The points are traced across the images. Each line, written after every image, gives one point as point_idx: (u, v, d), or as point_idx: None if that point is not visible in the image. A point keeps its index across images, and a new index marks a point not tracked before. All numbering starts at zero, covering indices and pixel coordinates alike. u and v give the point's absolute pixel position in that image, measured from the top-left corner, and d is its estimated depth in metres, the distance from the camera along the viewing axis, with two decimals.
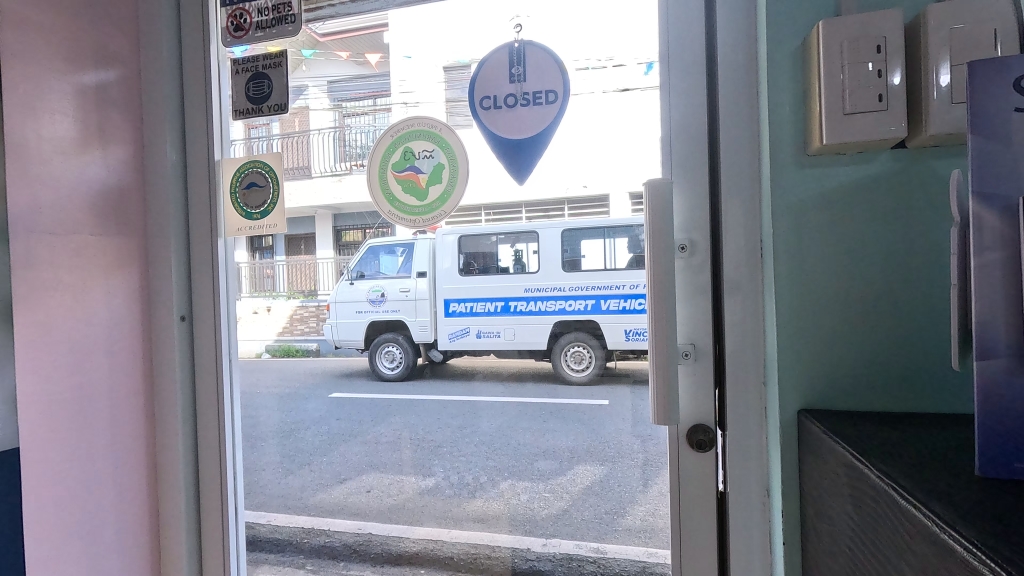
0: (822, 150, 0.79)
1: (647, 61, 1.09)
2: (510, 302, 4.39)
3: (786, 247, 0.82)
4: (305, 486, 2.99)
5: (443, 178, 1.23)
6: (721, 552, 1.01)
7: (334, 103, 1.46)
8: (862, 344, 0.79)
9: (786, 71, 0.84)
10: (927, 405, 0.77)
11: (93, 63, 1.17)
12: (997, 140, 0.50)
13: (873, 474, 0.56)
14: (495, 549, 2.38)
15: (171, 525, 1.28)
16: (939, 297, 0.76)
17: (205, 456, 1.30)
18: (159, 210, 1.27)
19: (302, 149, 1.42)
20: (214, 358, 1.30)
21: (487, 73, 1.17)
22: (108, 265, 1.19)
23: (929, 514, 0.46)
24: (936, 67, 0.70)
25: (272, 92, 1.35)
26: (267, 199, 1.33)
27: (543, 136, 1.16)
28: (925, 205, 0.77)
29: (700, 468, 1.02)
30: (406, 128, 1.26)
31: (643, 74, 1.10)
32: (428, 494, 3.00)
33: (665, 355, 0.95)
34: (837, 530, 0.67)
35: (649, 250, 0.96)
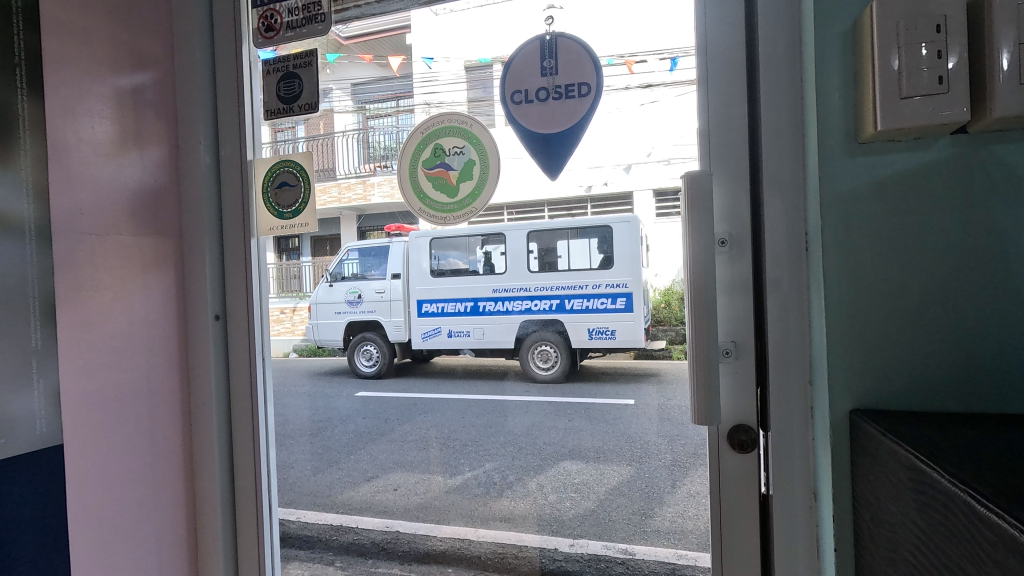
0: (874, 137, 0.76)
1: (670, 57, 1.13)
2: (479, 303, 4.54)
3: (835, 240, 0.78)
4: (334, 483, 3.02)
5: (474, 174, 1.23)
6: (765, 555, 0.98)
7: (358, 105, 1.54)
8: (919, 341, 0.75)
9: (835, 53, 0.80)
10: (989, 405, 0.72)
11: (128, 65, 1.18)
12: None
13: (944, 480, 0.52)
14: (522, 549, 2.35)
15: (208, 523, 1.29)
16: (1006, 291, 0.72)
17: (240, 454, 1.31)
18: (193, 211, 1.28)
19: (327, 150, 1.43)
20: (247, 357, 1.31)
21: (519, 66, 1.13)
22: (145, 265, 1.21)
23: (1015, 527, 0.42)
24: (1004, 45, 0.65)
25: (302, 91, 1.36)
26: (298, 198, 1.35)
27: (576, 130, 1.13)
28: (987, 193, 0.72)
29: (741, 470, 0.98)
30: (434, 124, 1.25)
31: (666, 71, 1.14)
32: (455, 492, 3.01)
33: (705, 352, 0.92)
34: (899, 538, 0.63)
35: (687, 244, 0.93)
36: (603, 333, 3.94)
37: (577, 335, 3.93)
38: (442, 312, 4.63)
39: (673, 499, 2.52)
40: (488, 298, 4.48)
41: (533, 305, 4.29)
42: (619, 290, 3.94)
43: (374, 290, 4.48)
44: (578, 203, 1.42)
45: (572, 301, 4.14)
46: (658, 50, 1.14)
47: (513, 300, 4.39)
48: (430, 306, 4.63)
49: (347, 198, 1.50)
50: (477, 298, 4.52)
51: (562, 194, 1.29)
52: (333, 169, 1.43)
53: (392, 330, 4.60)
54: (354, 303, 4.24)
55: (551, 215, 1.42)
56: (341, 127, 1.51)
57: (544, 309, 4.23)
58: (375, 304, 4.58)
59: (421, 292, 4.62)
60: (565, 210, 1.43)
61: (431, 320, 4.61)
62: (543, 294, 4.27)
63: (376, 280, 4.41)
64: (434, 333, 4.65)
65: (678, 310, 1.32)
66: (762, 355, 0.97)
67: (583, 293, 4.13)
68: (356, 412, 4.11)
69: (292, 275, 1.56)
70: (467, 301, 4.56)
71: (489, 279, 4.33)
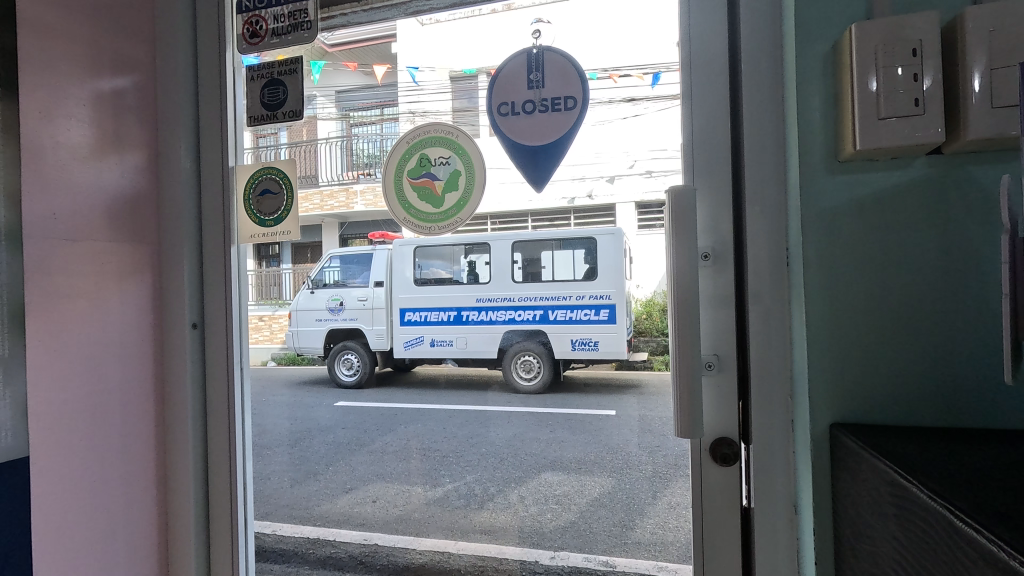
0: (853, 156, 0.78)
1: (652, 74, 1.17)
2: (462, 312, 4.44)
3: (815, 257, 0.80)
4: (311, 495, 2.96)
5: (459, 185, 1.21)
6: (746, 567, 0.99)
7: (342, 112, 1.53)
8: (896, 356, 0.76)
9: (817, 74, 0.82)
10: (965, 419, 0.74)
11: (109, 69, 1.16)
12: None
13: (922, 494, 0.53)
14: (503, 561, 2.32)
15: (180, 537, 1.25)
16: (982, 308, 0.73)
17: (215, 467, 1.28)
18: (173, 217, 1.26)
19: (309, 158, 1.41)
20: (225, 365, 1.28)
21: (505, 79, 1.14)
22: (122, 272, 1.18)
23: (993, 542, 0.43)
24: (978, 72, 0.68)
25: (287, 98, 1.34)
26: (280, 206, 1.32)
27: (563, 142, 1.13)
28: (963, 212, 0.74)
29: (723, 481, 0.99)
30: (420, 133, 1.24)
31: (649, 87, 1.17)
32: (435, 505, 2.97)
33: (689, 365, 0.92)
34: (880, 553, 0.63)
35: (672, 258, 0.94)
36: (586, 343, 3.97)
37: (559, 347, 3.95)
38: (426, 320, 4.44)
39: (653, 511, 2.51)
40: (471, 307, 4.41)
41: (516, 314, 4.24)
42: (603, 301, 4.03)
43: (356, 297, 4.26)
44: (561, 213, 1.45)
45: (555, 313, 4.23)
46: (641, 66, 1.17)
47: (497, 309, 4.33)
48: (413, 314, 4.43)
49: (329, 205, 1.49)
50: (460, 308, 4.46)
51: (546, 206, 1.31)
52: (315, 176, 1.43)
53: (373, 339, 4.19)
54: (334, 311, 4.00)
55: (534, 224, 1.43)
56: (325, 134, 1.52)
57: (527, 318, 4.21)
58: (356, 312, 4.30)
59: (404, 300, 4.41)
60: (547, 220, 1.45)
61: (415, 329, 4.39)
62: (527, 304, 4.23)
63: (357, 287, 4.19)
64: (416, 342, 4.38)
65: (660, 320, 1.31)
66: (745, 368, 0.98)
67: (566, 304, 4.24)
68: (336, 423, 4.05)
69: (271, 282, 1.49)
70: (450, 310, 4.42)
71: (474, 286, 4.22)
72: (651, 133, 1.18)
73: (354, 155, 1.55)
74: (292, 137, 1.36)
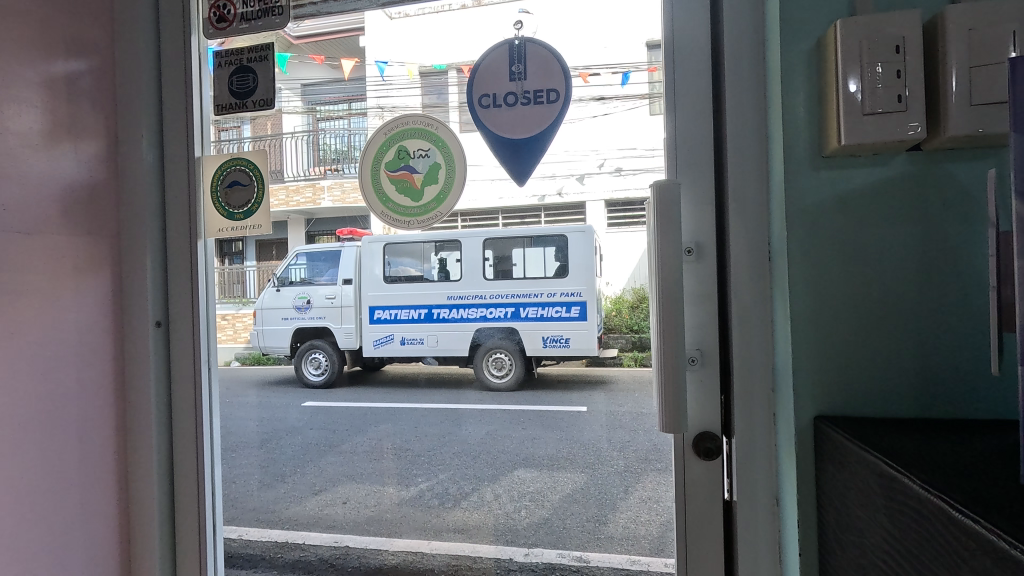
0: (837, 152, 0.78)
1: (621, 73, 1.21)
2: (434, 310, 4.61)
3: (801, 251, 0.81)
4: (279, 497, 2.88)
5: (439, 178, 1.18)
6: (728, 560, 0.99)
7: (308, 107, 1.45)
8: (878, 350, 0.78)
9: (800, 70, 0.82)
10: (943, 411, 0.76)
11: (63, 51, 1.09)
12: None
13: (915, 485, 0.54)
14: (477, 560, 2.30)
15: (143, 546, 1.19)
16: (960, 302, 0.75)
17: (181, 471, 1.22)
18: (134, 209, 1.19)
19: (275, 152, 1.33)
20: (191, 365, 1.22)
21: (486, 71, 1.12)
22: (78, 267, 1.11)
23: (990, 531, 0.44)
24: (957, 71, 0.69)
25: (257, 85, 1.29)
26: (251, 199, 1.27)
27: (545, 135, 1.12)
28: (941, 207, 0.76)
29: (705, 475, 1.00)
30: (395, 126, 1.19)
31: (620, 84, 1.21)
32: (408, 505, 2.94)
33: (673, 360, 0.92)
34: (868, 545, 0.64)
35: (657, 253, 0.93)
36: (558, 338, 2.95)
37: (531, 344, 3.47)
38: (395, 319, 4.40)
39: None
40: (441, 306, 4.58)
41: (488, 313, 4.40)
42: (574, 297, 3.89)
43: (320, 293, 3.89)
44: (530, 211, 1.32)
45: (527, 309, 4.14)
46: (612, 64, 1.20)
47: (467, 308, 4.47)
48: (383, 314, 4.42)
49: (296, 201, 1.43)
50: (431, 306, 4.62)
51: (517, 204, 1.25)
52: (280, 170, 1.34)
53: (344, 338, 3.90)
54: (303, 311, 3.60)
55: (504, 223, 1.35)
56: (290, 128, 1.41)
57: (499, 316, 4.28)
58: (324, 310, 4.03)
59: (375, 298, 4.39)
60: (518, 219, 1.35)
61: (382, 329, 4.25)
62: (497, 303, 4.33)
63: (325, 287, 4.00)
64: (384, 340, 4.18)
65: (630, 318, 1.31)
66: (727, 362, 0.98)
67: (535, 301, 4.07)
68: (305, 424, 3.95)
69: (233, 280, 1.39)
70: (422, 308, 4.61)
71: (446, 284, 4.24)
72: (623, 133, 1.20)
73: (320, 151, 1.48)
74: (256, 132, 1.30)
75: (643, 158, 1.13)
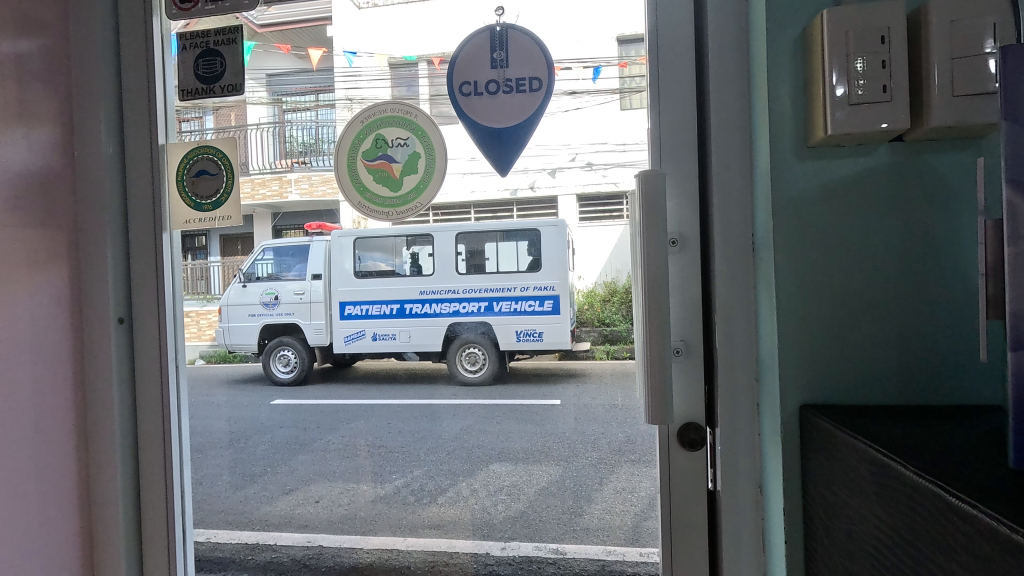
0: (822, 142, 0.79)
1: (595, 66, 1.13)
2: (406, 305, 4.56)
3: (786, 241, 0.81)
4: (249, 498, 2.80)
5: (419, 168, 1.14)
6: (712, 549, 1.00)
7: (273, 97, 1.31)
8: (861, 338, 0.79)
9: (785, 61, 0.82)
10: (923, 397, 0.77)
11: (11, 30, 1.02)
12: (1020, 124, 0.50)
13: (909, 472, 0.55)
14: (454, 556, 2.28)
15: (107, 554, 1.13)
16: (941, 289, 0.77)
17: (147, 474, 1.16)
18: (92, 199, 1.12)
19: (237, 144, 1.24)
20: (157, 364, 1.16)
21: (467, 57, 1.09)
22: (31, 261, 1.04)
23: (989, 515, 0.45)
24: (939, 62, 0.70)
25: (225, 70, 1.24)
26: (220, 188, 1.22)
27: (528, 124, 1.10)
28: (922, 198, 0.77)
29: (689, 466, 1.00)
30: (371, 115, 1.16)
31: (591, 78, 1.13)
32: (383, 502, 2.89)
33: (659, 351, 0.92)
34: (858, 531, 0.65)
35: (642, 244, 0.92)
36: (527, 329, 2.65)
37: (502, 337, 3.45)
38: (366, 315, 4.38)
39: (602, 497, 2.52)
40: (414, 300, 4.52)
41: (461, 308, 4.20)
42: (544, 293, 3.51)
43: (293, 291, 3.83)
44: (503, 205, 1.25)
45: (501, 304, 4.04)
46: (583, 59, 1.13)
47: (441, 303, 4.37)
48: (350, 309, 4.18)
49: (260, 194, 1.28)
50: (403, 301, 4.59)
51: (490, 198, 1.20)
52: (246, 163, 1.25)
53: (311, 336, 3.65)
54: (270, 306, 3.40)
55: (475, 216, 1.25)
56: (254, 119, 1.30)
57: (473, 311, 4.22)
58: (293, 307, 3.86)
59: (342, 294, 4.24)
60: (489, 213, 1.26)
61: (350, 325, 3.99)
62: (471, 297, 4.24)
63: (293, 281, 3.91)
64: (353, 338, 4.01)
65: (601, 311, 1.27)
66: (711, 354, 0.98)
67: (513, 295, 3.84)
68: (275, 423, 3.86)
69: (197, 276, 1.29)
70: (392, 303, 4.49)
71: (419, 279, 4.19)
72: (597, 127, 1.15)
73: (287, 143, 1.37)
74: (218, 122, 1.24)
75: (614, 153, 1.12)
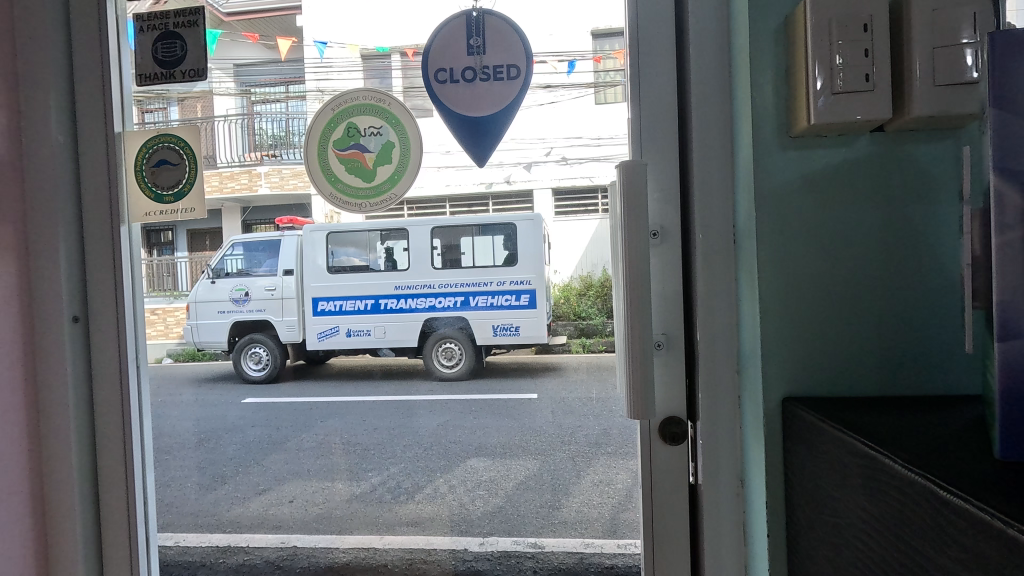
0: (805, 132, 0.78)
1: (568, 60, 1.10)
2: (381, 301, 4.48)
3: (769, 232, 0.80)
4: (219, 500, 2.72)
5: (393, 157, 1.10)
6: (694, 543, 0.99)
7: (241, 88, 1.35)
8: (842, 330, 0.79)
9: (767, 50, 0.81)
10: (903, 388, 0.77)
11: None
12: (1009, 110, 0.49)
13: (897, 465, 0.54)
14: (432, 552, 2.26)
15: (63, 564, 1.07)
16: (921, 280, 0.77)
17: (106, 479, 1.10)
18: (42, 191, 1.06)
19: (207, 137, 1.23)
20: (115, 364, 1.10)
21: (442, 44, 1.06)
22: None
23: (983, 509, 0.44)
24: (921, 51, 0.70)
25: (186, 55, 1.21)
26: (182, 179, 1.19)
27: (505, 113, 1.07)
28: (902, 189, 0.77)
29: (671, 460, 0.99)
30: (342, 102, 1.10)
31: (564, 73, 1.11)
32: (359, 501, 2.84)
33: (642, 345, 0.90)
34: (843, 524, 0.65)
35: (624, 236, 0.91)
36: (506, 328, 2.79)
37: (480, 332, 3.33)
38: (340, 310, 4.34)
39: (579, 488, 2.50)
40: (389, 295, 4.39)
41: (437, 301, 4.18)
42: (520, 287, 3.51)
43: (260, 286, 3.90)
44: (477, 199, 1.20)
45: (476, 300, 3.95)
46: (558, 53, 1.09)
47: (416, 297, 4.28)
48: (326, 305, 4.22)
49: (229, 187, 1.31)
50: (378, 296, 4.51)
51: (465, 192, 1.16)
52: (214, 157, 1.24)
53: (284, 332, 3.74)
54: (241, 303, 3.53)
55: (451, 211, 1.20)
56: (222, 111, 1.31)
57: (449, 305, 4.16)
58: (262, 303, 3.92)
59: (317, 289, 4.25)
60: (464, 207, 1.20)
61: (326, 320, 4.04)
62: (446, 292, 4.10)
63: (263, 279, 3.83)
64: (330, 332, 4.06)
65: (577, 304, 1.27)
66: (692, 347, 0.97)
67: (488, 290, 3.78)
68: (246, 423, 3.76)
69: (164, 271, 1.33)
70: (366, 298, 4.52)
71: (393, 274, 4.12)
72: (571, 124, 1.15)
73: (256, 136, 1.36)
74: (184, 113, 1.20)
75: (588, 147, 1.15)
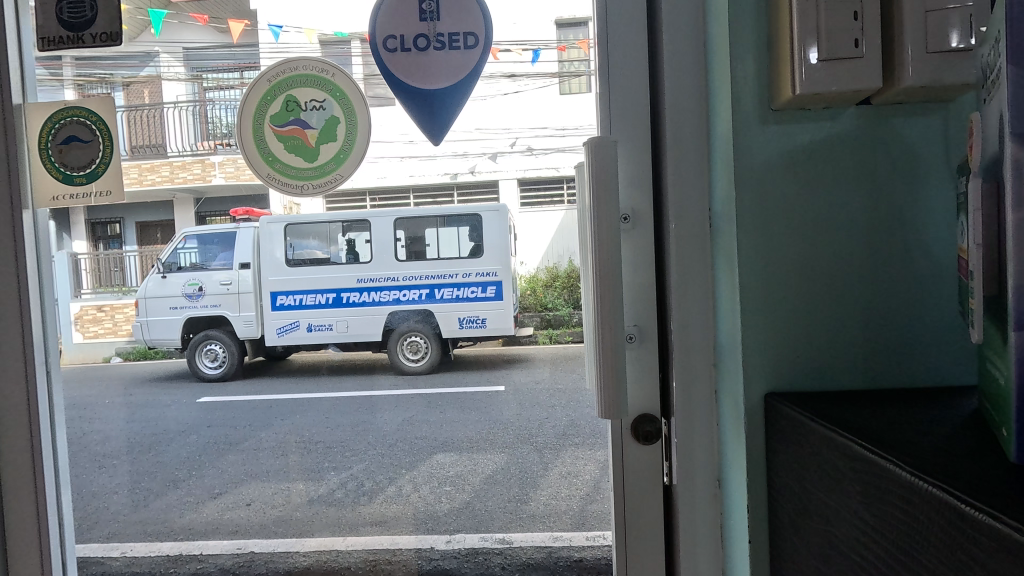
0: (788, 104, 0.72)
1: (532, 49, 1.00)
2: (343, 294, 4.32)
3: (749, 213, 0.74)
4: (170, 507, 2.55)
5: (338, 134, 0.99)
6: (669, 546, 0.93)
7: (192, 73, 1.10)
8: (826, 319, 0.73)
9: (746, 17, 0.75)
10: (890, 381, 0.72)
11: None
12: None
13: (904, 473, 0.48)
14: (397, 552, 2.12)
15: None
16: (909, 265, 0.72)
17: (13, 494, 0.97)
18: None
19: (154, 124, 1.10)
20: (20, 366, 0.97)
21: (392, 7, 0.96)
22: None
23: (1010, 526, 0.38)
24: (913, 14, 0.64)
25: (95, 15, 1.02)
26: (97, 157, 1.04)
27: (464, 85, 0.97)
28: (890, 168, 0.72)
29: (644, 460, 0.93)
30: (284, 71, 0.99)
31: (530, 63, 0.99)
32: (321, 503, 2.70)
33: (612, 338, 0.83)
34: (834, 532, 0.59)
35: (592, 220, 0.83)
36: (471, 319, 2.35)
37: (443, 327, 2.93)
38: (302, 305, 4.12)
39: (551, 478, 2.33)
40: (351, 289, 4.25)
41: (402, 297, 3.88)
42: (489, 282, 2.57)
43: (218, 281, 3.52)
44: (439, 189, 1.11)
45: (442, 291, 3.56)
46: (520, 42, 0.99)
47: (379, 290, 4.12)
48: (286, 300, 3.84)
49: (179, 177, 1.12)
50: (340, 290, 4.35)
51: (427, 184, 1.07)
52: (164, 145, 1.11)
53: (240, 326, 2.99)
54: (193, 294, 3.20)
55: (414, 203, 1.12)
56: (170, 97, 1.12)
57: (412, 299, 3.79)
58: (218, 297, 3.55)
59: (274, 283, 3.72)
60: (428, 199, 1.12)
61: (289, 315, 3.62)
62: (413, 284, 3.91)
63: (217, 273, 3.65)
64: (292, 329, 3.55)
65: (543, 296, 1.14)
66: (666, 339, 0.91)
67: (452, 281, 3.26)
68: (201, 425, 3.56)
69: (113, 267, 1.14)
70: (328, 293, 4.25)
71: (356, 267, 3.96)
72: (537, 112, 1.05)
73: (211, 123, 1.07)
74: (131, 100, 1.07)
75: (554, 138, 1.02)
